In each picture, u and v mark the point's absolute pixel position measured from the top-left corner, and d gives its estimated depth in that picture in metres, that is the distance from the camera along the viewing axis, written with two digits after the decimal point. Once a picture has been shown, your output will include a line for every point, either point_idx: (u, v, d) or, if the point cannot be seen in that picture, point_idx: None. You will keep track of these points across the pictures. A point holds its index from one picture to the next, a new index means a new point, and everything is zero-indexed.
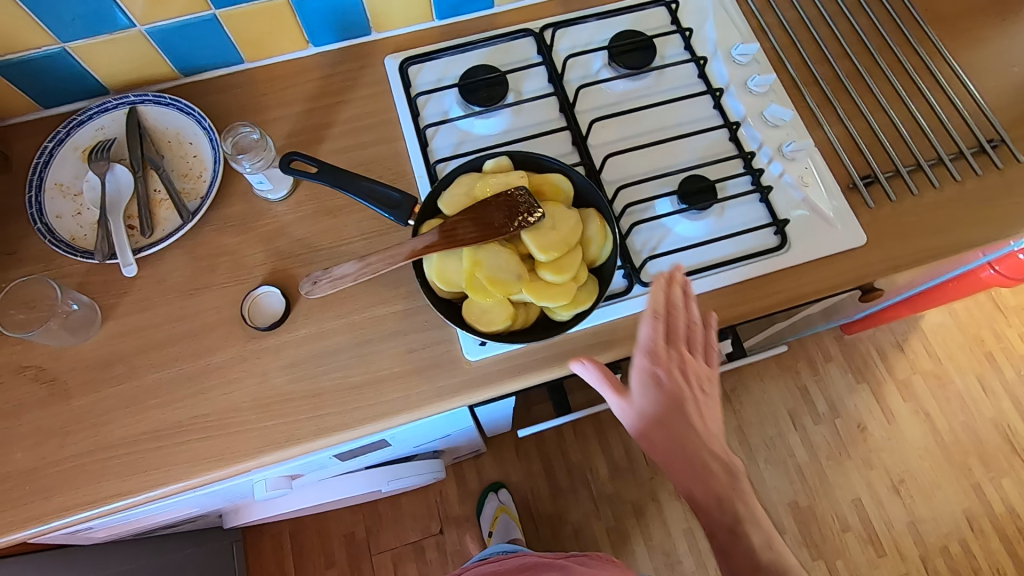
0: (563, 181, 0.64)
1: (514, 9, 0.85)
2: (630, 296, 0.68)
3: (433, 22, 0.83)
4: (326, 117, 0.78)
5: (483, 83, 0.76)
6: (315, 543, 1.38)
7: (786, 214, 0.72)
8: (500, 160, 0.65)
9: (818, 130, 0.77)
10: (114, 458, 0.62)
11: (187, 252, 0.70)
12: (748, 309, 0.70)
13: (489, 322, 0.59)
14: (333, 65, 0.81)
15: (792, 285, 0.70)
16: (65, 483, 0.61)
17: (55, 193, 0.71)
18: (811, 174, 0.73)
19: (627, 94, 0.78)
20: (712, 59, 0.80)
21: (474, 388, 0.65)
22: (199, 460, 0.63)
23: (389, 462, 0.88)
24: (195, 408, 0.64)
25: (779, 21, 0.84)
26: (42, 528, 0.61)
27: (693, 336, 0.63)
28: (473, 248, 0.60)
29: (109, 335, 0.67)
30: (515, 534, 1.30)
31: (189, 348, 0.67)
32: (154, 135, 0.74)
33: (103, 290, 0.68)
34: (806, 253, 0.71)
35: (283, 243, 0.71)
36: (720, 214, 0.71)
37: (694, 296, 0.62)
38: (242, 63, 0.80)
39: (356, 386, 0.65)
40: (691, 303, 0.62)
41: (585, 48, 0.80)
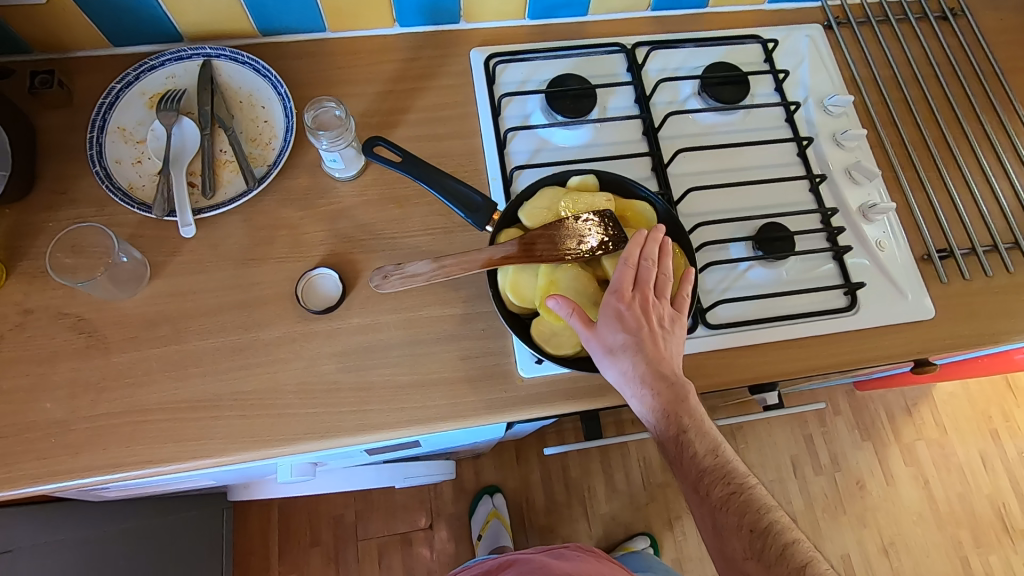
0: (648, 210, 0.62)
1: (607, 21, 0.83)
2: (692, 336, 0.67)
3: (524, 21, 0.81)
4: (403, 102, 0.76)
5: (571, 93, 0.73)
6: (302, 520, 1.36)
7: (858, 277, 0.71)
8: (586, 178, 0.63)
9: (899, 195, 0.76)
10: (148, 422, 0.60)
11: (246, 220, 0.68)
12: (813, 366, 0.68)
13: (557, 345, 0.57)
14: (416, 49, 0.79)
15: (856, 348, 0.69)
16: (95, 442, 0.59)
17: (117, 137, 0.68)
18: (888, 240, 0.72)
19: (712, 128, 0.77)
20: (802, 105, 0.78)
21: (523, 406, 0.63)
22: (235, 437, 0.60)
23: (409, 459, 0.85)
24: (237, 384, 0.62)
25: (872, 76, 0.82)
26: (65, 484, 0.59)
27: (680, 333, 0.55)
28: (551, 267, 0.58)
29: (156, 294, 0.64)
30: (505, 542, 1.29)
31: (237, 320, 0.64)
32: (226, 93, 0.71)
33: (155, 246, 0.66)
34: (874, 320, 0.69)
35: (345, 225, 0.69)
36: (792, 267, 0.70)
37: (644, 283, 0.55)
38: (324, 32, 0.77)
39: (405, 386, 0.63)
40: (645, 291, 0.55)
41: (676, 73, 0.78)
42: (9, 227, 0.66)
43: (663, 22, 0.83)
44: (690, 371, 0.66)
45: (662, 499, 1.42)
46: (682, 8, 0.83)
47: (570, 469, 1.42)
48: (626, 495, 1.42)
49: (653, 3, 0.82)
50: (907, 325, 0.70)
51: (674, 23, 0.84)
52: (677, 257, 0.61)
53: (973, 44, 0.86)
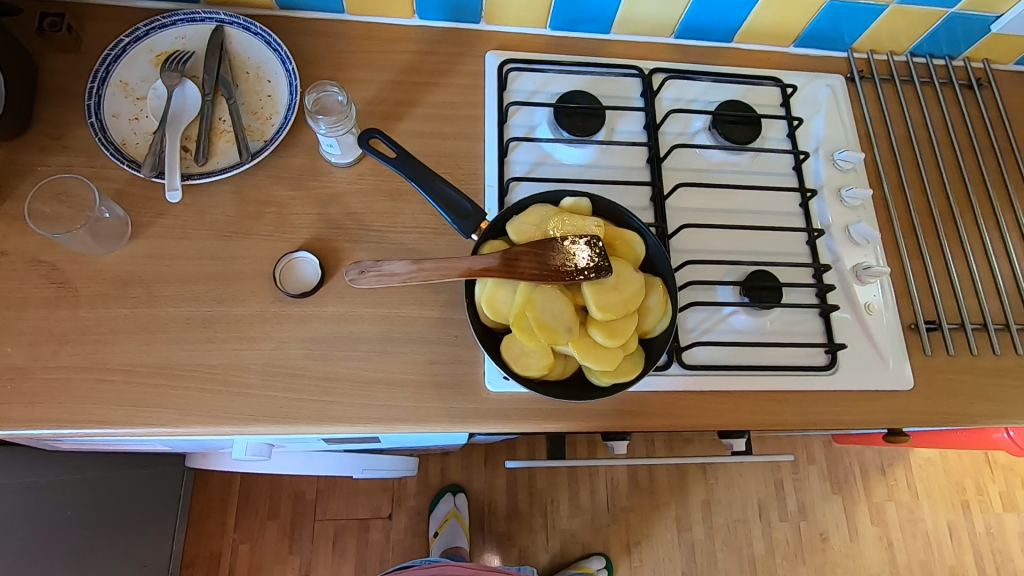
0: (638, 242, 0.61)
1: (629, 41, 0.82)
2: (665, 373, 0.66)
3: (545, 30, 0.80)
4: (412, 95, 0.74)
5: (580, 111, 0.72)
6: (263, 492, 1.36)
7: (841, 337, 0.70)
8: (580, 201, 0.62)
9: (896, 261, 0.74)
10: (107, 381, 0.60)
11: (236, 192, 0.67)
12: (782, 421, 0.67)
13: (524, 366, 0.56)
14: (433, 43, 0.78)
15: (830, 410, 0.68)
16: (51, 393, 0.59)
17: (117, 91, 0.68)
18: (878, 304, 0.71)
19: (718, 166, 0.75)
20: (811, 155, 0.77)
21: (485, 420, 0.63)
22: (191, 409, 0.60)
23: (370, 451, 0.85)
24: (202, 356, 0.62)
25: (888, 135, 0.81)
26: (14, 432, 0.58)
27: None
28: (530, 285, 0.57)
29: (135, 253, 0.64)
30: (460, 543, 1.29)
31: (211, 291, 0.64)
32: (234, 62, 0.71)
33: (141, 205, 0.65)
34: (851, 383, 0.68)
35: (335, 212, 0.68)
36: (777, 318, 0.69)
37: None
38: (343, 14, 0.76)
39: (369, 382, 0.62)
40: None
41: (689, 105, 0.77)
42: None
43: (685, 51, 0.82)
44: (658, 409, 0.65)
45: (623, 523, 1.42)
46: (706, 40, 0.83)
47: (537, 479, 1.41)
48: (588, 514, 1.41)
49: (678, 31, 0.81)
50: (885, 394, 0.69)
51: (696, 53, 0.83)
52: (661, 294, 0.60)
53: (994, 117, 0.85)
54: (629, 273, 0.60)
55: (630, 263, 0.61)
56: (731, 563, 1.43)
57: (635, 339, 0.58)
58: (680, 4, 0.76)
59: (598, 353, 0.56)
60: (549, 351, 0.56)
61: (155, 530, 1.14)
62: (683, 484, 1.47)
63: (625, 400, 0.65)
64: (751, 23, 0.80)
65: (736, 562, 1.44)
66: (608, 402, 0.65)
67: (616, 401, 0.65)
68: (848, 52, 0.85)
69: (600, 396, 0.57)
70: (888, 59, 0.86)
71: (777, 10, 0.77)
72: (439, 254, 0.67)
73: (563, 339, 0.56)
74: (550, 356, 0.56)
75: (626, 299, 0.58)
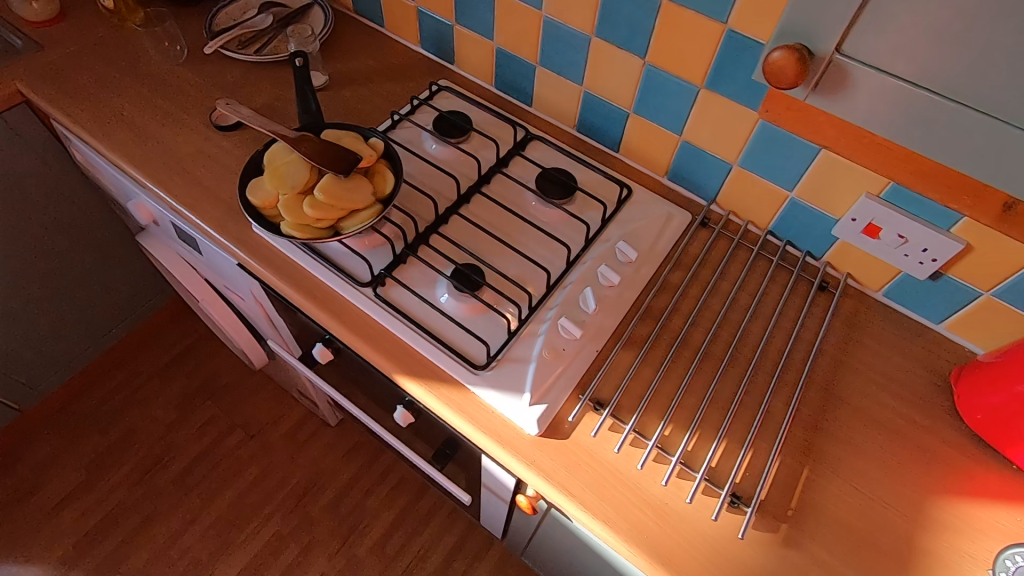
0: (387, 181, 0.82)
1: (544, 120, 1.05)
2: (360, 290, 0.81)
3: (492, 87, 1.08)
4: (377, 80, 1.08)
5: (452, 122, 0.97)
6: (199, 355, 1.65)
7: (510, 358, 0.76)
8: (377, 142, 0.85)
9: (614, 344, 0.79)
10: (107, 112, 0.99)
11: (245, 71, 1.06)
12: (411, 376, 0.75)
13: (257, 194, 0.79)
14: (422, 66, 1.12)
15: (454, 399, 0.74)
16: (84, 104, 1.00)
17: (240, 5, 1.13)
18: (562, 353, 0.76)
19: (528, 205, 0.91)
20: (606, 238, 0.88)
21: (241, 242, 0.86)
22: (121, 145, 0.95)
23: (226, 304, 1.15)
24: (154, 126, 0.98)
25: (693, 267, 0.87)
26: (60, 117, 0.99)
27: None
28: (298, 155, 0.81)
29: (179, 69, 1.05)
30: None
31: (188, 104, 1.01)
32: (305, 22, 1.13)
33: (198, 55, 1.07)
34: (486, 390, 0.74)
35: (281, 106, 1.02)
36: (472, 311, 0.79)
37: None
38: (385, 29, 1.15)
39: (202, 186, 0.91)
40: None
41: (540, 162, 0.96)
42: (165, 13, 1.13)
43: (579, 142, 1.02)
44: (332, 306, 0.81)
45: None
46: (599, 142, 1.01)
47: (369, 498, 1.48)
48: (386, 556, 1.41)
49: (578, 125, 1.02)
50: (512, 425, 0.73)
51: (586, 148, 1.02)
52: (370, 212, 0.79)
53: (819, 317, 0.84)
54: (362, 186, 0.80)
55: (371, 186, 0.81)
56: None
57: (328, 219, 0.77)
58: (573, 98, 0.98)
59: (294, 209, 0.77)
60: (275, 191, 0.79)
61: (120, 316, 1.49)
62: None
63: (315, 286, 0.82)
64: (627, 139, 0.97)
65: None
66: (305, 282, 0.83)
67: (313, 285, 0.82)
68: (710, 202, 0.94)
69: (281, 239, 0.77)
70: (743, 225, 0.92)
71: (643, 134, 0.94)
72: None
73: (286, 191, 0.78)
74: (271, 195, 0.79)
75: (342, 196, 0.78)
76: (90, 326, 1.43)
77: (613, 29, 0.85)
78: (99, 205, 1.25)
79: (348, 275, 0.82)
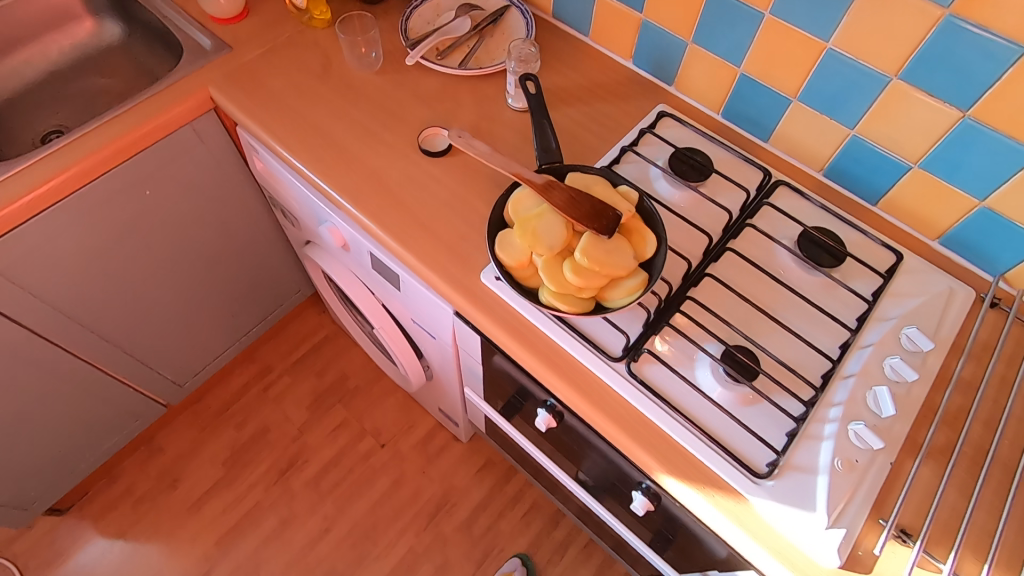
0: (649, 243, 0.71)
1: (780, 158, 0.91)
2: (612, 366, 0.72)
3: (716, 115, 0.95)
4: (588, 98, 0.96)
5: (692, 162, 0.85)
6: (325, 355, 1.59)
7: (795, 466, 0.66)
8: (631, 192, 0.74)
9: (911, 456, 0.68)
10: (298, 122, 0.89)
11: (444, 82, 0.95)
12: (682, 478, 0.67)
13: (506, 252, 0.70)
14: (632, 83, 0.98)
15: (733, 510, 0.65)
16: (275, 111, 0.90)
17: (432, 5, 1.02)
18: (858, 466, 0.66)
19: (785, 269, 0.80)
20: (882, 318, 0.76)
21: (467, 293, 0.77)
22: (322, 163, 0.85)
23: (397, 329, 1.07)
24: (352, 142, 0.88)
25: (987, 362, 0.75)
26: (252, 126, 0.90)
27: None
28: (550, 208, 0.71)
29: (371, 76, 0.95)
30: None
31: (386, 118, 0.90)
32: (502, 25, 1.01)
33: (393, 60, 0.97)
34: (773, 504, 0.64)
35: (487, 124, 0.90)
36: (744, 403, 0.69)
37: None
38: (587, 37, 1.02)
39: (413, 219, 0.81)
40: None
41: (792, 215, 0.83)
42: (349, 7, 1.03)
43: (824, 189, 0.89)
44: (579, 381, 0.72)
45: None
46: (851, 190, 0.88)
47: (502, 521, 1.42)
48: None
49: (826, 169, 0.88)
50: (805, 548, 0.63)
51: (833, 197, 0.88)
52: (636, 283, 0.69)
53: None
54: (625, 250, 0.70)
55: (633, 249, 0.71)
56: None
57: (592, 291, 0.68)
58: (833, 141, 0.84)
59: (555, 277, 0.68)
60: (527, 251, 0.70)
61: (259, 315, 1.45)
62: None
63: (557, 356, 0.73)
64: (895, 193, 0.83)
65: None
66: (545, 349, 0.74)
67: (555, 353, 0.74)
68: (995, 277, 0.81)
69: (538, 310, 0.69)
70: None
71: (922, 191, 0.81)
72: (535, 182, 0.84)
73: (542, 253, 0.69)
74: (524, 255, 0.70)
75: (607, 262, 0.68)
76: (233, 325, 1.39)
77: (932, 73, 0.70)
78: (259, 207, 1.18)
79: (598, 347, 0.73)
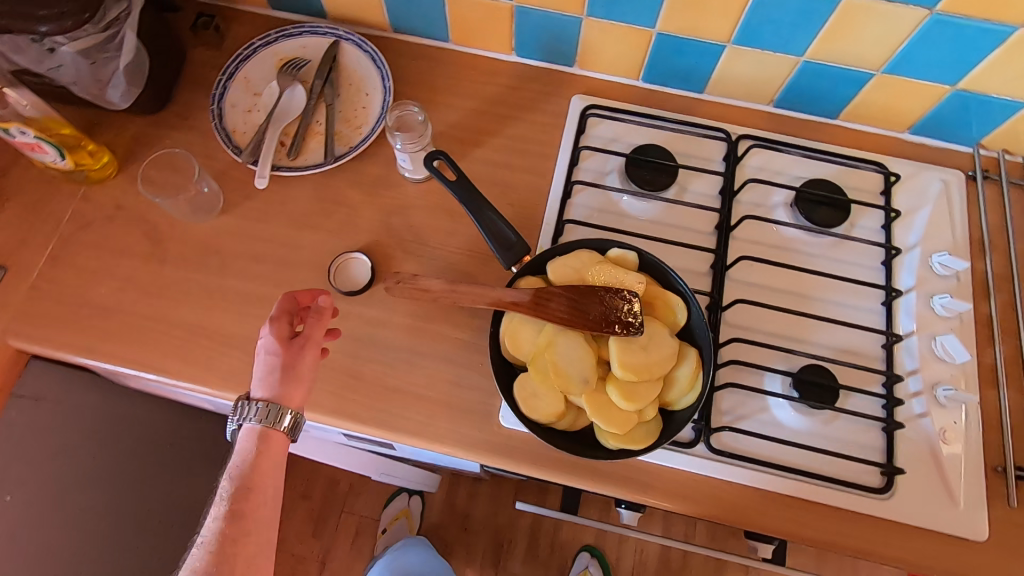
0: (679, 308, 0.59)
1: (723, 104, 0.78)
2: (690, 452, 0.64)
3: (636, 81, 0.78)
4: (492, 125, 0.76)
5: (652, 164, 0.70)
6: (302, 471, 1.41)
7: (905, 463, 0.63)
8: (626, 254, 0.60)
9: (991, 387, 0.66)
10: (172, 336, 0.67)
11: (315, 188, 0.72)
12: (812, 531, 0.62)
13: (535, 408, 0.56)
14: (527, 79, 0.78)
15: (870, 537, 0.62)
16: (130, 335, 0.67)
17: (240, 85, 0.75)
18: (958, 431, 0.63)
19: (794, 245, 0.71)
20: (905, 253, 0.70)
21: (493, 449, 0.64)
22: (234, 378, 0.65)
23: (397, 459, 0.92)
24: (254, 330, 0.67)
25: (1005, 246, 0.72)
26: (113, 368, 0.67)
27: None
28: (557, 328, 0.57)
29: (219, 226, 0.71)
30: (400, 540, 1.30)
31: (275, 274, 0.69)
32: (341, 73, 0.76)
33: (234, 188, 0.72)
34: (905, 513, 0.62)
35: (397, 221, 0.71)
36: (828, 421, 0.65)
37: None
38: (448, 42, 0.79)
39: (385, 389, 0.65)
40: None
41: (773, 177, 0.73)
42: (132, 136, 0.74)
43: (783, 121, 0.77)
44: (666, 486, 0.63)
45: None
46: (807, 111, 0.77)
47: (562, 530, 1.37)
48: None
49: (777, 99, 0.76)
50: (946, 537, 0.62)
51: (795, 126, 0.77)
52: (693, 366, 0.57)
53: None
54: (662, 336, 0.57)
55: (666, 325, 0.59)
56: None
57: (653, 406, 0.56)
58: (783, 70, 0.72)
59: (608, 412, 0.55)
60: (560, 397, 0.56)
61: None
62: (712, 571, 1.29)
63: (629, 469, 0.63)
64: (861, 101, 0.73)
65: None
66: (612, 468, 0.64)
67: (627, 467, 0.64)
68: (975, 147, 0.76)
69: (606, 454, 0.57)
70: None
71: (890, 92, 0.71)
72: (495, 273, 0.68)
73: (579, 391, 0.56)
74: (560, 403, 0.56)
75: (653, 363, 0.56)
76: None
77: None
78: None
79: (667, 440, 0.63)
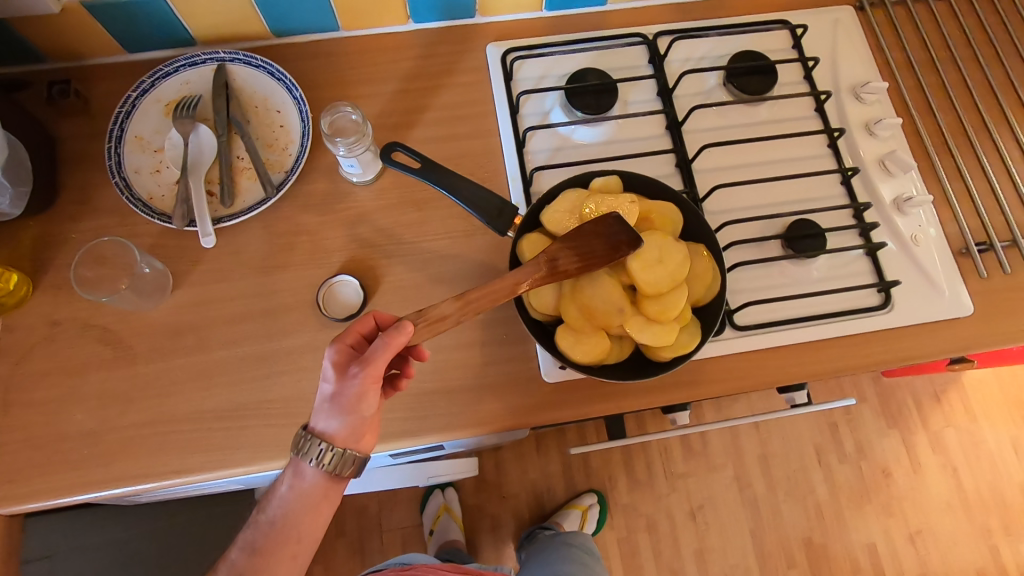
0: (672, 213, 0.61)
1: (628, 9, 0.78)
2: (721, 338, 0.67)
3: (540, 13, 0.76)
4: (417, 101, 0.73)
5: (592, 88, 0.71)
6: None
7: (894, 276, 0.70)
8: (609, 179, 0.61)
9: (936, 184, 0.73)
10: (177, 432, 0.61)
11: (265, 227, 0.67)
12: (841, 364, 0.68)
13: (584, 354, 0.57)
14: (433, 44, 0.75)
15: (887, 349, 0.68)
16: (130, 450, 0.61)
17: (134, 147, 0.67)
18: (926, 233, 0.71)
19: (739, 120, 0.74)
20: (833, 94, 0.76)
21: (548, 409, 0.64)
22: (263, 446, 0.61)
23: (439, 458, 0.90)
24: (263, 393, 0.62)
25: (905, 58, 0.78)
26: (124, 490, 0.60)
27: None
28: (577, 276, 0.56)
29: (178, 303, 0.64)
30: (454, 535, 1.27)
31: (261, 328, 0.64)
32: (241, 98, 0.69)
33: (177, 256, 0.66)
34: (908, 317, 0.68)
35: (365, 230, 0.67)
36: (823, 265, 0.70)
37: None
38: (338, 31, 0.73)
39: (423, 396, 0.64)
40: None
41: (698, 64, 0.75)
42: (35, 242, 0.65)
43: (686, 8, 0.79)
44: (711, 376, 0.66)
45: (682, 490, 1.35)
46: None
47: (591, 460, 1.37)
48: (646, 486, 1.36)
49: None
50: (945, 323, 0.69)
51: (698, 9, 0.79)
52: (705, 258, 0.60)
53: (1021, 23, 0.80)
54: (671, 242, 0.57)
55: (669, 232, 0.60)
56: (796, 513, 1.34)
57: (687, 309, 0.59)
58: None
59: (653, 331, 0.57)
60: (603, 334, 0.57)
61: None
62: (736, 442, 1.38)
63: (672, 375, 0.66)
64: None
65: (801, 510, 1.34)
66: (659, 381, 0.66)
67: (671, 375, 0.66)
68: None
69: (661, 368, 0.59)
70: None
71: None
72: (484, 245, 0.66)
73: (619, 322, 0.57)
74: (605, 339, 0.57)
75: (674, 271, 0.56)
76: None
77: None
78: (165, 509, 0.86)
79: None
